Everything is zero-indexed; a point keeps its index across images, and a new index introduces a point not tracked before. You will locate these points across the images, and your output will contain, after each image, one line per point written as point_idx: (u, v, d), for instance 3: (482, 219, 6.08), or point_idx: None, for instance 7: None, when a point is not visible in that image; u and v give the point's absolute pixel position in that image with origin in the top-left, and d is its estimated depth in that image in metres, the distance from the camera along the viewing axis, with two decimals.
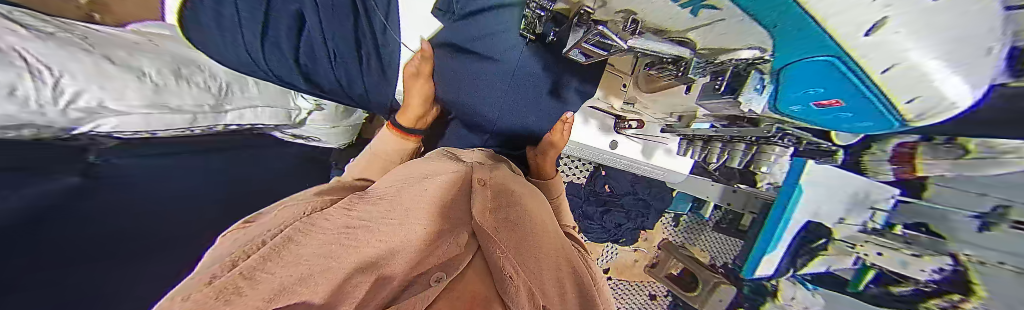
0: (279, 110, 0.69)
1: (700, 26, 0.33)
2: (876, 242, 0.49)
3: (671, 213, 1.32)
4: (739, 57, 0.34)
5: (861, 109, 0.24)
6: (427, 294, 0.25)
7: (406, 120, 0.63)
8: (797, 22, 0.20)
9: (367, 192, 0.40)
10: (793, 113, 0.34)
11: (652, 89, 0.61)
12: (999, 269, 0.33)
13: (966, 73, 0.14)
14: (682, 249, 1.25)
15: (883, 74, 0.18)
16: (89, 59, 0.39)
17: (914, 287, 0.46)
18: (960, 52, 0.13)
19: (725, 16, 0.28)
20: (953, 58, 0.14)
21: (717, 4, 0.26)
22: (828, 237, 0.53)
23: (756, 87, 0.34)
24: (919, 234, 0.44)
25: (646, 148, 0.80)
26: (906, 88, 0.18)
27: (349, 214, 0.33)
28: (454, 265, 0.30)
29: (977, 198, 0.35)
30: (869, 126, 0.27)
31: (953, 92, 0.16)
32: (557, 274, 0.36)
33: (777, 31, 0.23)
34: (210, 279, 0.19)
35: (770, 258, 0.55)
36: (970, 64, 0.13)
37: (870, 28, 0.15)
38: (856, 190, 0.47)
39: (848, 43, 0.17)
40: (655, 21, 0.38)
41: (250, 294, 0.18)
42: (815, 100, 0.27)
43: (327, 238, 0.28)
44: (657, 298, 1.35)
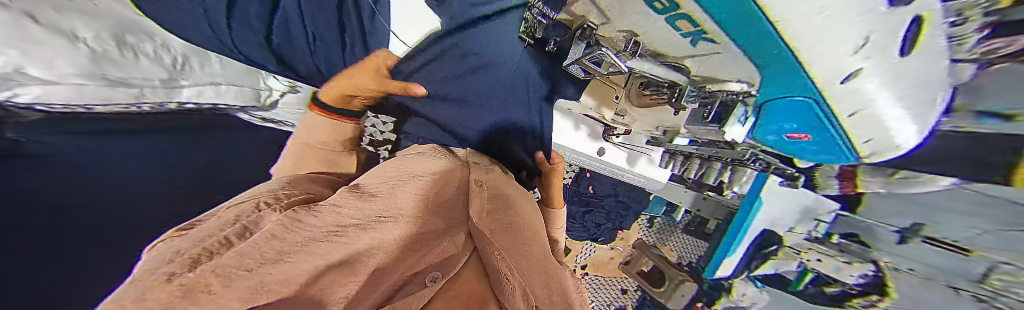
0: (248, 90, 0.62)
1: (699, 55, 0.39)
2: (817, 249, 0.72)
3: (646, 215, 1.39)
4: (725, 90, 0.44)
5: (823, 142, 0.39)
6: (421, 292, 0.22)
7: (331, 97, 0.54)
8: (777, 70, 0.32)
9: (358, 188, 0.37)
10: (766, 141, 0.49)
11: (643, 104, 0.67)
12: (912, 276, 0.54)
13: (919, 119, 0.31)
14: (654, 249, 1.33)
15: (850, 117, 0.33)
16: (9, 15, 0.32)
17: (843, 287, 0.71)
18: (919, 98, 0.28)
19: (718, 51, 0.36)
20: (906, 106, 0.29)
21: (715, 38, 0.33)
22: (779, 244, 0.78)
23: (740, 119, 0.46)
24: (851, 242, 0.65)
25: (631, 156, 0.82)
26: (865, 128, 0.34)
27: (336, 209, 0.29)
28: (449, 264, 0.27)
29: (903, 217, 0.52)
30: (825, 158, 0.44)
31: (907, 133, 0.33)
32: (546, 275, 0.36)
33: (764, 78, 0.36)
34: (190, 254, 0.15)
35: (727, 260, 0.81)
36: (920, 110, 0.29)
37: (847, 77, 0.27)
38: (805, 204, 0.68)
39: (828, 93, 0.31)
40: (657, 46, 0.43)
41: (256, 270, 0.15)
42: (790, 134, 0.42)
43: (313, 235, 0.23)
44: (628, 293, 1.42)
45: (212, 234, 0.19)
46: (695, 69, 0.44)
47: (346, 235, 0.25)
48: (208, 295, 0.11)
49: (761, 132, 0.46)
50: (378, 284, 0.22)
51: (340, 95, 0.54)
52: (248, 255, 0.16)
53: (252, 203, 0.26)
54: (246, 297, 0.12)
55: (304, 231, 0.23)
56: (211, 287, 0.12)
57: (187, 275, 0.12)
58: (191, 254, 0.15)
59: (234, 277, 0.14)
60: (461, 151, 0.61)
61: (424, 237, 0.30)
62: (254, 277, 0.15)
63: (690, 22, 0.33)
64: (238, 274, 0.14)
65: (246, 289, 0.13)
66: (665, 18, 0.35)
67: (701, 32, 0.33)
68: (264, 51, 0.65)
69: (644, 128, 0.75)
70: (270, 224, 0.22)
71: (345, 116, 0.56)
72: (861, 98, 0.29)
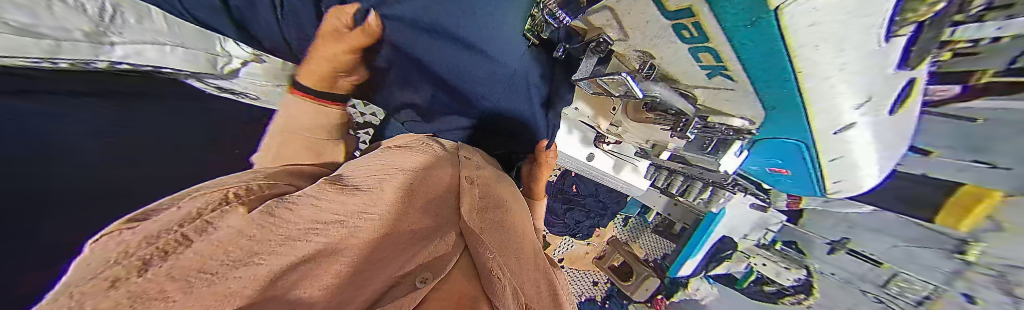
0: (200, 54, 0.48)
1: (709, 88, 0.37)
2: (764, 256, 0.97)
3: (621, 215, 1.47)
4: (724, 124, 0.44)
5: (800, 173, 0.51)
6: (412, 293, 0.19)
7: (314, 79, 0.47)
8: (777, 120, 0.36)
9: (339, 180, 0.34)
10: (751, 171, 0.63)
11: (638, 119, 0.62)
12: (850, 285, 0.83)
13: (884, 153, 0.40)
14: (625, 246, 1.39)
15: (831, 158, 0.41)
16: None
17: (777, 289, 1.02)
18: (886, 138, 0.36)
19: (732, 87, 0.34)
20: (876, 146, 0.37)
21: (734, 76, 0.31)
22: (735, 247, 1.04)
23: (736, 151, 0.51)
24: (790, 249, 0.94)
25: (618, 163, 0.85)
26: (841, 166, 0.42)
27: (314, 203, 0.26)
28: (440, 264, 0.25)
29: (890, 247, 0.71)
30: (797, 185, 0.57)
31: (872, 166, 0.43)
32: (535, 275, 0.35)
33: (763, 126, 0.41)
34: (136, 248, 0.13)
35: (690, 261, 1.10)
36: (884, 147, 0.38)
37: (840, 129, 0.33)
38: (766, 216, 0.92)
39: (819, 139, 0.36)
40: (668, 71, 0.37)
41: (220, 274, 0.13)
42: (775, 168, 0.54)
43: (290, 233, 0.21)
44: (598, 284, 1.49)
45: (169, 224, 0.16)
46: (700, 99, 0.41)
47: (326, 234, 0.23)
48: (167, 303, 0.09)
49: (755, 161, 0.57)
50: (364, 281, 0.20)
51: (318, 76, 0.47)
52: (214, 255, 0.15)
53: (220, 193, 0.22)
54: (210, 306, 0.11)
55: (281, 227, 0.21)
56: (168, 294, 0.10)
57: (141, 279, 0.10)
58: (140, 248, 0.13)
59: (193, 281, 0.12)
60: (447, 143, 0.57)
61: (415, 237, 0.29)
62: (218, 282, 0.13)
63: (713, 57, 0.29)
64: (199, 279, 0.12)
65: (215, 297, 0.12)
66: (688, 48, 0.29)
67: (721, 68, 0.30)
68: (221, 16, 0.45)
69: (635, 141, 0.73)
70: (243, 217, 0.19)
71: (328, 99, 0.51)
72: (849, 141, 0.35)
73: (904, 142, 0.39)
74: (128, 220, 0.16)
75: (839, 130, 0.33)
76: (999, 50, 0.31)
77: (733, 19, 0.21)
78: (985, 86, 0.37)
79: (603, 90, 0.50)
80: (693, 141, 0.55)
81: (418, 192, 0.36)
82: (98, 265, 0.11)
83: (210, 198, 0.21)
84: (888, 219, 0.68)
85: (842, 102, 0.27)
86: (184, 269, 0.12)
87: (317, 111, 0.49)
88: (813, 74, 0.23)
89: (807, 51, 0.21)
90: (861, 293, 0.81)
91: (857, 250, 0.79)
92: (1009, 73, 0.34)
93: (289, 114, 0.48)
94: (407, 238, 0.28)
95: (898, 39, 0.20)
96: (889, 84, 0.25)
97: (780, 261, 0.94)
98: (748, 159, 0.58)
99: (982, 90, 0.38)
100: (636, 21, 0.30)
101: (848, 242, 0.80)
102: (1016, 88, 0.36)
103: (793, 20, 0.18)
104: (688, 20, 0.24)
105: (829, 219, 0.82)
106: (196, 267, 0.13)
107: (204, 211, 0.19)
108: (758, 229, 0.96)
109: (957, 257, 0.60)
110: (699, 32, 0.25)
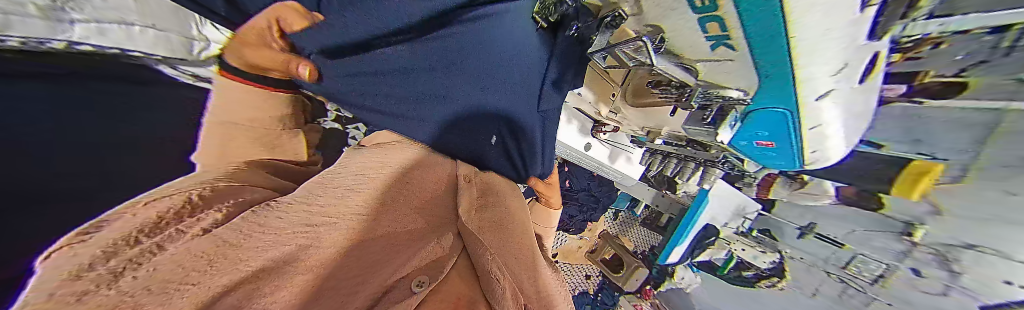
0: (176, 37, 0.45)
1: (712, 60, 0.37)
2: (742, 241, 1.03)
3: (613, 208, 1.51)
4: (720, 96, 0.44)
5: (783, 148, 0.51)
6: (407, 299, 0.19)
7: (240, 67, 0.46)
8: (772, 92, 0.37)
9: (325, 178, 0.33)
10: (739, 147, 0.60)
11: (638, 104, 0.63)
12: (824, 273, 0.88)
13: (858, 119, 0.43)
14: (616, 239, 1.44)
15: (812, 129, 0.42)
16: None
17: (754, 272, 1.09)
18: (854, 105, 0.39)
19: (732, 58, 0.35)
20: (844, 117, 0.40)
21: (737, 45, 0.32)
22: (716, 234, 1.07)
23: (732, 124, 0.50)
24: (764, 235, 1.04)
25: (613, 153, 0.89)
26: (816, 141, 0.45)
27: (306, 207, 0.26)
28: (436, 267, 0.25)
29: (853, 232, 0.79)
30: (780, 163, 0.59)
31: (839, 139, 0.46)
32: (536, 272, 0.34)
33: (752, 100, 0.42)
34: (91, 269, 0.11)
35: (676, 250, 1.07)
36: (854, 115, 0.41)
37: (820, 94, 0.35)
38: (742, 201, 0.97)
39: (801, 115, 0.39)
40: (675, 46, 0.38)
41: (202, 283, 0.13)
42: (761, 142, 0.53)
43: (276, 238, 0.20)
44: (591, 277, 1.53)
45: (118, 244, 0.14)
46: (700, 75, 0.42)
47: (315, 237, 0.23)
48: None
49: (739, 136, 0.55)
50: (358, 285, 0.20)
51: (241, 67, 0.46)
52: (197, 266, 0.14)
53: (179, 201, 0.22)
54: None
55: (265, 234, 0.20)
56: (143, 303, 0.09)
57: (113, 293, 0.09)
58: (114, 263, 0.12)
59: (175, 293, 0.11)
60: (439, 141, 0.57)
61: (409, 238, 0.29)
62: (200, 291, 0.12)
63: (720, 25, 0.30)
64: (179, 291, 0.12)
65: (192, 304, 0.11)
66: (697, 19, 0.31)
67: (725, 38, 0.31)
68: None
69: (631, 129, 0.78)
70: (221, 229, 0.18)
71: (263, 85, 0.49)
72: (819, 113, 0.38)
73: (867, 115, 0.43)
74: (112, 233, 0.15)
75: (817, 98, 0.35)
76: (942, 54, 0.38)
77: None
78: (925, 86, 0.46)
79: (618, 62, 0.50)
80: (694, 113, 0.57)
81: (410, 194, 0.36)
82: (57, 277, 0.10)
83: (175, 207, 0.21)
84: (849, 211, 0.78)
85: (818, 69, 0.30)
86: (161, 282, 0.12)
87: (249, 94, 0.46)
88: (805, 44, 0.26)
89: (804, 13, 0.22)
90: (825, 274, 0.88)
91: (823, 234, 0.87)
92: (950, 74, 0.42)
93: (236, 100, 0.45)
94: (406, 236, 0.29)
95: (868, 9, 0.23)
96: (859, 53, 0.29)
97: (757, 245, 1.01)
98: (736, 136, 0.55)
99: (922, 91, 0.47)
100: None
101: (815, 227, 0.89)
102: (951, 89, 0.44)
103: None
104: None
105: (798, 208, 0.92)
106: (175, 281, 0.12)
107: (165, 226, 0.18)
108: (737, 217, 1.00)
109: (906, 239, 0.67)
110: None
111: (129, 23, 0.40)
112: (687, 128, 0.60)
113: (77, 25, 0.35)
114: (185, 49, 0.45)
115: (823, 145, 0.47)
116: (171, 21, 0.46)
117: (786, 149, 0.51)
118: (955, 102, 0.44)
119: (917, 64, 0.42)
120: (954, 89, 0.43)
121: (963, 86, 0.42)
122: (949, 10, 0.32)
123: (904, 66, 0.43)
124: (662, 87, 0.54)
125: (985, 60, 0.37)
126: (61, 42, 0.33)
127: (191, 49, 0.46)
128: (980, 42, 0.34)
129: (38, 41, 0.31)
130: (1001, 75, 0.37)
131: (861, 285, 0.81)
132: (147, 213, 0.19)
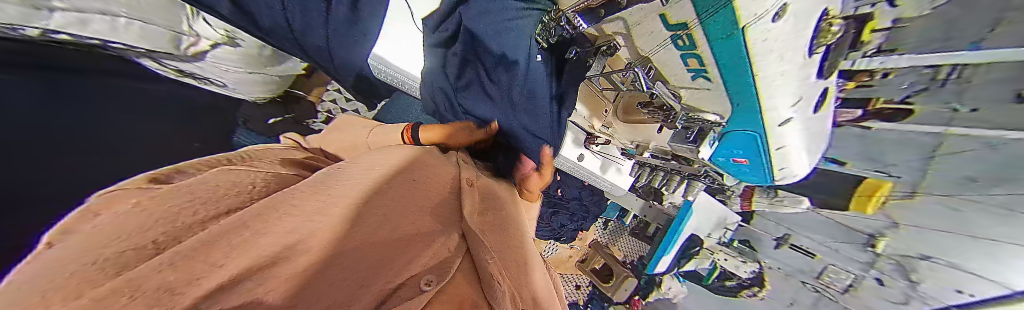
0: (162, 31, 0.50)
1: (693, 87, 0.41)
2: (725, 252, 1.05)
3: (603, 218, 1.53)
4: (702, 118, 0.49)
5: (755, 163, 0.55)
6: (417, 297, 0.20)
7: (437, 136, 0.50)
8: (745, 115, 0.41)
9: (340, 171, 0.31)
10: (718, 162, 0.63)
11: (628, 120, 0.68)
12: (801, 283, 0.93)
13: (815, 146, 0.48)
14: (606, 248, 1.47)
15: (777, 149, 0.47)
16: None
17: (737, 282, 1.11)
18: (818, 129, 0.43)
19: (709, 88, 0.38)
20: (811, 137, 0.45)
21: (712, 77, 0.35)
22: (700, 245, 1.08)
23: (711, 143, 0.55)
24: (744, 246, 1.06)
25: (604, 164, 0.93)
26: (785, 159, 0.50)
27: (321, 196, 0.24)
28: (446, 265, 0.26)
29: (826, 246, 0.83)
30: (754, 178, 0.63)
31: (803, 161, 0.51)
32: (531, 277, 0.34)
33: (730, 121, 0.45)
34: (98, 267, 0.11)
35: (662, 260, 1.07)
36: (819, 137, 0.46)
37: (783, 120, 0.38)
38: (723, 214, 1.01)
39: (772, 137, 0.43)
40: (665, 73, 0.41)
41: (203, 278, 0.13)
42: (737, 158, 0.57)
43: (288, 227, 0.20)
44: (580, 288, 1.53)
45: (136, 237, 0.14)
46: (683, 100, 0.46)
47: (329, 228, 0.21)
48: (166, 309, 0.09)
49: (719, 153, 0.59)
50: (368, 279, 0.20)
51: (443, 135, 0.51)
52: (199, 256, 0.14)
53: (232, 177, 0.24)
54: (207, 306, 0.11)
55: (279, 222, 0.20)
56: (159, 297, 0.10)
57: (119, 287, 0.09)
58: (119, 248, 0.13)
59: (185, 288, 0.11)
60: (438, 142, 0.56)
61: (419, 234, 0.28)
62: (208, 286, 0.12)
63: (697, 61, 0.34)
64: (191, 286, 0.12)
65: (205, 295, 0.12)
66: (680, 54, 0.34)
67: (703, 71, 0.35)
68: None
69: (622, 142, 0.81)
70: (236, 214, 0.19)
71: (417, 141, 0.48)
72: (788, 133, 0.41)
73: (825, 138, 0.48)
74: (106, 223, 0.15)
75: (780, 124, 0.40)
76: (887, 82, 0.43)
77: (713, 27, 0.26)
78: (876, 111, 0.50)
79: (613, 85, 0.54)
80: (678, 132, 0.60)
81: (422, 191, 0.35)
82: (62, 268, 0.11)
83: (212, 195, 0.20)
84: (822, 221, 0.81)
85: (781, 99, 0.33)
86: (166, 272, 0.12)
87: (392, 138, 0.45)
88: (768, 80, 0.30)
89: (763, 57, 0.27)
90: (801, 284, 0.93)
91: (796, 245, 0.91)
92: (897, 101, 0.46)
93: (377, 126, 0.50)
94: (416, 229, 0.28)
95: (814, 55, 0.26)
96: (812, 89, 0.32)
97: (738, 256, 1.05)
98: (714, 151, 0.59)
99: (874, 114, 0.50)
100: (643, 30, 0.34)
101: (788, 237, 0.92)
102: (899, 113, 0.48)
103: (755, 35, 0.24)
104: (683, 31, 0.30)
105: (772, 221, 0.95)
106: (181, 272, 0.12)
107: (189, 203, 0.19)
108: (720, 228, 1.03)
109: (869, 250, 0.74)
110: (688, 39, 0.30)
111: (113, 14, 0.44)
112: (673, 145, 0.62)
113: (56, 13, 0.39)
114: (173, 44, 0.53)
115: (790, 164, 0.51)
116: (158, 12, 0.48)
117: (760, 164, 0.54)
118: (905, 126, 0.49)
119: (868, 92, 0.46)
120: (901, 113, 0.48)
121: (908, 112, 0.47)
122: (895, 46, 0.34)
123: (858, 93, 0.47)
124: (650, 109, 0.56)
125: (925, 88, 0.41)
126: (36, 29, 0.40)
127: (179, 44, 0.54)
128: (920, 75, 0.39)
129: (16, 27, 0.38)
130: (939, 104, 0.43)
131: (834, 295, 0.87)
132: (175, 189, 0.19)
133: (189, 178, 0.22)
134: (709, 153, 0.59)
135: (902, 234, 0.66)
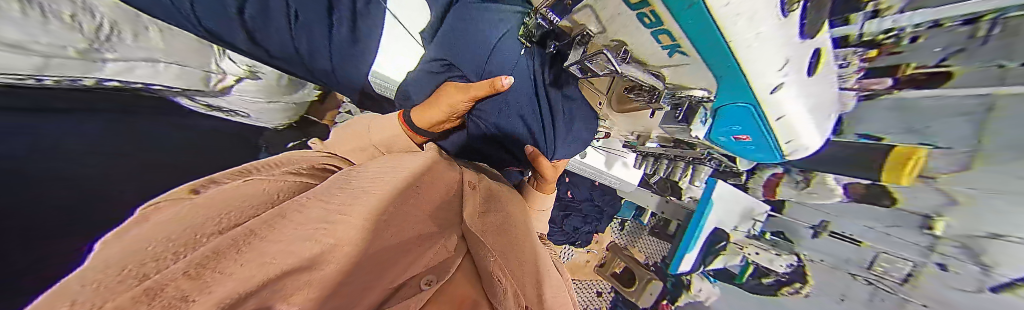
0: (195, 71, 0.65)
1: (673, 65, 0.39)
2: (756, 245, 0.96)
3: (618, 218, 1.50)
4: (688, 96, 0.45)
5: (761, 143, 0.50)
6: (417, 295, 0.20)
7: (422, 120, 0.57)
8: (733, 92, 0.39)
9: (352, 174, 0.35)
10: (720, 142, 0.59)
11: (623, 109, 0.64)
12: (856, 278, 0.77)
13: (818, 120, 0.45)
14: (625, 251, 1.42)
15: (778, 122, 0.42)
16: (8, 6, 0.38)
17: (773, 278, 0.95)
18: (820, 100, 0.40)
19: (688, 63, 0.37)
20: (816, 112, 0.42)
21: (688, 52, 0.34)
22: (725, 240, 0.98)
23: (703, 121, 0.52)
24: (779, 238, 0.94)
25: (609, 159, 0.92)
26: (790, 134, 0.45)
27: (322, 203, 0.25)
28: (444, 267, 0.26)
29: (869, 228, 0.73)
30: (764, 157, 0.58)
31: (806, 140, 0.48)
32: (537, 275, 0.33)
33: (720, 99, 0.43)
34: (135, 268, 0.12)
35: (688, 258, 0.97)
36: (823, 107, 0.43)
37: (776, 88, 0.35)
38: (747, 204, 0.92)
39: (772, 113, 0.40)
40: (640, 54, 0.40)
41: (235, 273, 0.14)
42: (737, 136, 0.52)
43: (296, 235, 0.20)
44: (602, 295, 1.43)
45: (144, 248, 0.15)
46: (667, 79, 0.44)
47: (334, 234, 0.22)
48: (186, 302, 0.10)
49: (717, 132, 0.54)
50: (371, 281, 0.20)
51: (429, 120, 0.57)
52: (222, 256, 0.15)
53: (250, 187, 0.27)
54: (232, 299, 0.11)
55: (285, 229, 0.20)
56: (186, 292, 0.11)
57: (152, 284, 0.11)
58: (157, 257, 0.14)
59: (209, 281, 0.12)
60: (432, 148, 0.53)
61: (419, 239, 0.29)
62: (237, 280, 0.13)
63: (669, 37, 0.33)
64: (214, 278, 0.13)
65: (236, 287, 0.12)
66: (649, 33, 0.34)
67: (677, 47, 0.34)
68: (242, 36, 0.56)
69: (622, 133, 0.80)
70: (245, 224, 0.20)
71: (417, 133, 0.58)
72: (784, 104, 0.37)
73: (831, 105, 0.44)
74: (123, 240, 0.16)
75: (772, 91, 0.35)
76: (918, 47, 0.42)
77: (674, 2, 0.26)
78: (910, 77, 0.47)
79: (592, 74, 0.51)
80: (669, 112, 0.59)
81: (425, 196, 0.36)
82: (107, 273, 0.12)
83: (235, 206, 0.23)
84: (867, 208, 0.72)
85: (767, 67, 0.31)
86: (195, 268, 0.13)
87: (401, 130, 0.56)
88: (745, 53, 0.28)
89: (734, 23, 0.25)
90: (851, 277, 0.78)
91: (838, 232, 0.80)
92: (931, 65, 0.44)
93: (382, 126, 0.56)
94: (417, 233, 0.30)
95: (790, 14, 0.26)
96: (798, 51, 0.30)
97: (771, 248, 0.94)
98: (710, 130, 0.54)
99: (908, 81, 0.48)
100: (610, 14, 0.35)
101: (828, 225, 0.82)
102: (937, 78, 0.45)
103: (715, 3, 0.23)
104: (648, 9, 0.30)
105: (805, 208, 0.86)
106: (211, 268, 0.14)
107: (209, 213, 0.21)
108: (747, 219, 0.95)
109: (927, 233, 0.63)
110: (654, 17, 0.30)
111: (156, 60, 0.57)
112: (664, 127, 0.64)
113: (109, 64, 0.50)
114: (203, 81, 0.67)
115: (795, 143, 0.48)
116: (193, 56, 0.64)
117: (762, 141, 0.49)
118: (947, 91, 0.46)
119: (898, 58, 0.45)
120: (938, 78, 0.45)
121: (948, 73, 0.44)
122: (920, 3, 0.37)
123: (884, 61, 0.46)
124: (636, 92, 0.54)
125: (963, 48, 0.40)
126: (90, 79, 0.47)
127: (209, 80, 0.68)
128: (955, 34, 0.39)
129: (75, 79, 0.46)
130: (981, 61, 0.40)
131: (892, 287, 0.71)
132: (201, 201, 0.22)
133: (222, 187, 0.25)
134: (705, 129, 0.54)
135: (964, 211, 0.56)
